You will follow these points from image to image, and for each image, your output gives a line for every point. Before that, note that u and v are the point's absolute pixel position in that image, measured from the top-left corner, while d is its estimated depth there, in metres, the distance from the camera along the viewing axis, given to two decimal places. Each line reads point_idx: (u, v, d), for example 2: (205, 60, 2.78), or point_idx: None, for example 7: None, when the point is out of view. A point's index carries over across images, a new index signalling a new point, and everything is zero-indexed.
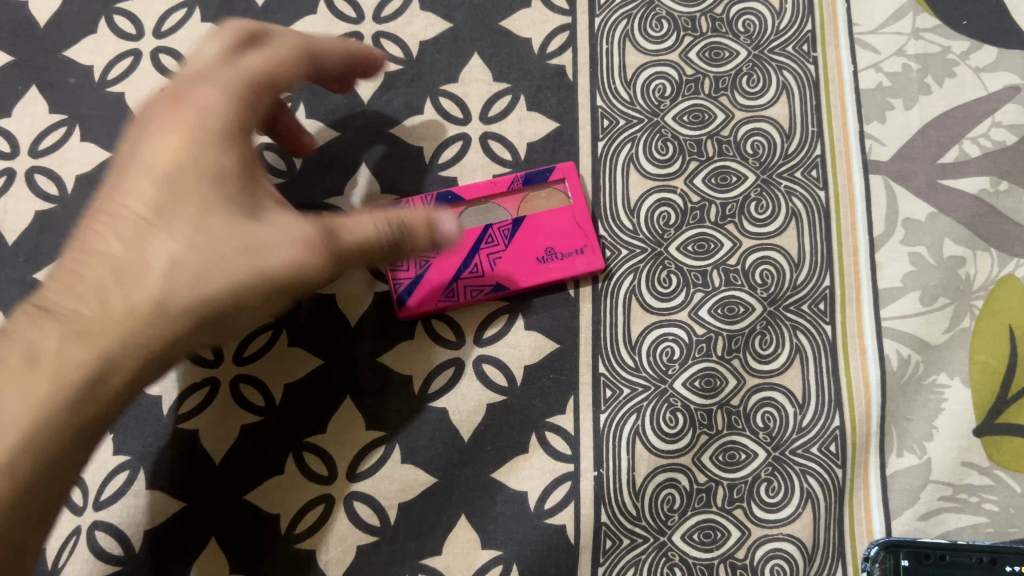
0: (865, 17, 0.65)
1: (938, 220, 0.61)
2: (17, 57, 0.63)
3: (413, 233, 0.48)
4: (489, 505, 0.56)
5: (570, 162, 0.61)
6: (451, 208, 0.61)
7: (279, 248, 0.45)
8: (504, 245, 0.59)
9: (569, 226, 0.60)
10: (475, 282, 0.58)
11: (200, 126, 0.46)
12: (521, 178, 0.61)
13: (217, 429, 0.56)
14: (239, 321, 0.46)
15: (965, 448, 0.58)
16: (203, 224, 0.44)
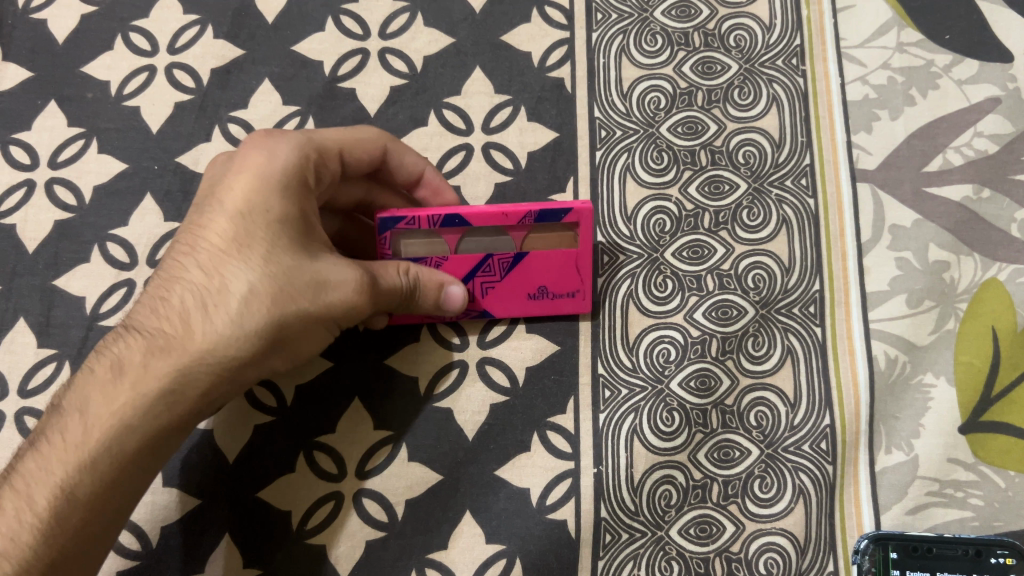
0: (851, 32, 0.68)
1: (923, 226, 0.64)
2: (37, 73, 0.66)
3: (426, 292, 0.56)
4: (494, 501, 0.58)
5: (589, 206, 0.56)
6: (457, 230, 0.57)
7: (349, 295, 0.52)
8: (500, 276, 0.59)
9: (568, 272, 0.59)
10: (464, 306, 0.60)
11: (275, 175, 0.51)
12: (536, 215, 0.56)
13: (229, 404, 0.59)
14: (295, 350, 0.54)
15: (950, 445, 0.60)
16: (279, 262, 0.50)
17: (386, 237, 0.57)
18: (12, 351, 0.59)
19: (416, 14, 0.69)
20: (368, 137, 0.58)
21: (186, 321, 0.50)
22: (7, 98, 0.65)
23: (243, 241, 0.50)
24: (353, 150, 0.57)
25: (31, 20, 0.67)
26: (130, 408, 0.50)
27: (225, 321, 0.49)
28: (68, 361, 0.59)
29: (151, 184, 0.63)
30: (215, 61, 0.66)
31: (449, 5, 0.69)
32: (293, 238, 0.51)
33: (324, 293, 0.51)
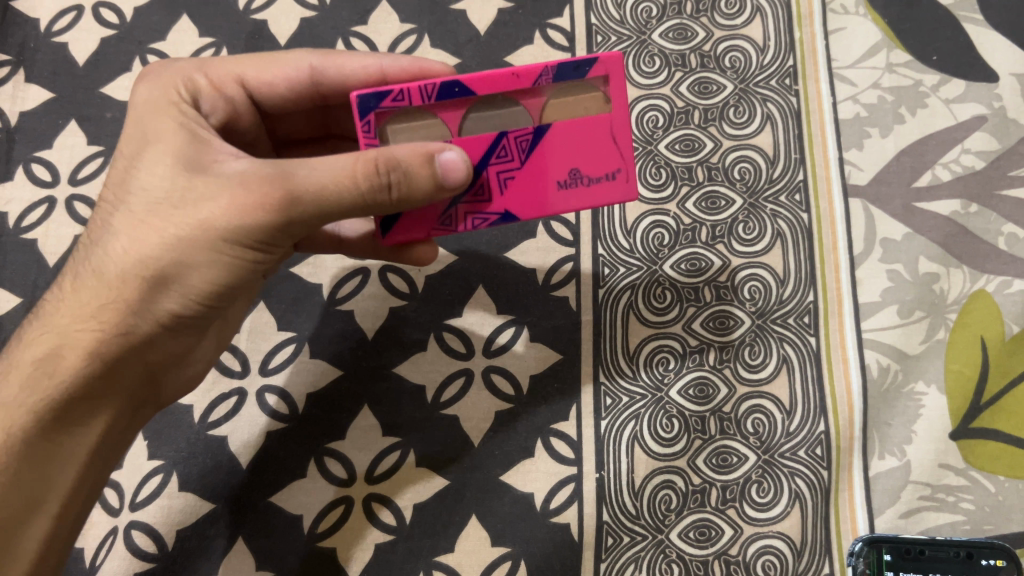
0: (842, 53, 0.71)
1: (913, 240, 0.66)
2: (58, 93, 0.70)
3: (408, 173, 0.46)
4: (499, 505, 0.60)
5: (616, 53, 0.48)
6: (458, 105, 0.49)
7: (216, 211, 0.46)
8: (520, 162, 0.50)
9: (604, 142, 0.50)
10: (481, 208, 0.51)
11: (150, 112, 0.52)
12: (552, 71, 0.48)
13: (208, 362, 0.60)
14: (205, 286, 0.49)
15: (941, 450, 0.62)
16: (148, 190, 0.49)
17: (371, 121, 0.49)
18: None
19: (423, 36, 0.72)
20: (282, 58, 0.57)
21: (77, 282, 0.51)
22: (30, 118, 0.69)
23: (120, 185, 0.50)
24: (270, 74, 0.57)
25: (54, 42, 0.71)
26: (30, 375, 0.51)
27: (97, 268, 0.50)
28: None
29: None
30: None
31: (455, 28, 0.72)
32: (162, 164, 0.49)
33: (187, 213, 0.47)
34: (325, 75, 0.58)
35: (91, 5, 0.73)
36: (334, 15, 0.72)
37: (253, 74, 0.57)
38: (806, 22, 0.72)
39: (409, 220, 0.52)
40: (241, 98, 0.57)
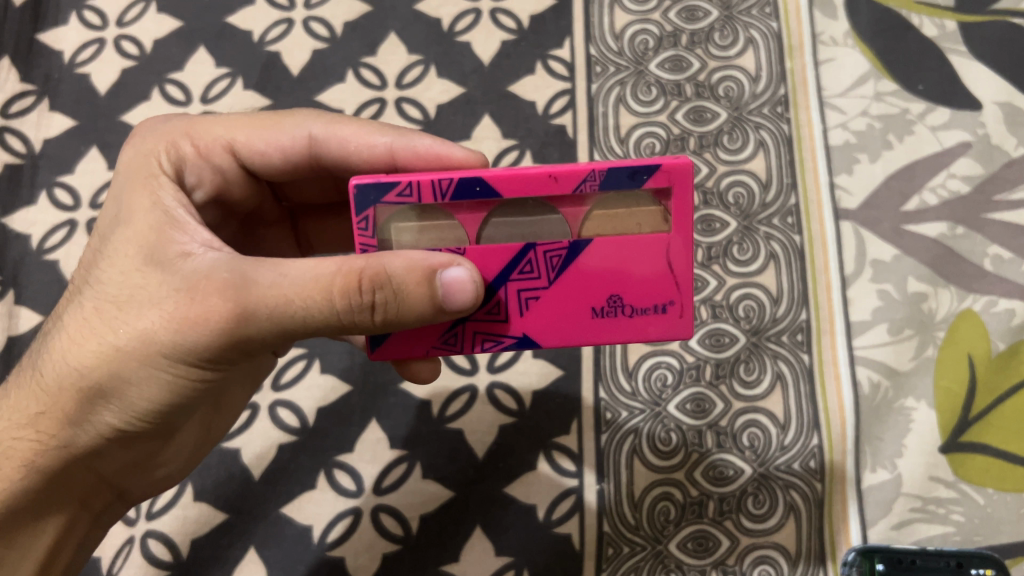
0: (832, 82, 0.74)
1: (902, 261, 0.68)
2: (80, 122, 0.74)
3: (400, 289, 0.42)
4: (503, 516, 0.62)
5: (685, 162, 0.42)
6: (478, 207, 0.44)
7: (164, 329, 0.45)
8: (549, 284, 0.45)
9: (657, 268, 0.45)
10: (496, 329, 0.47)
11: (129, 184, 0.52)
12: (600, 178, 0.42)
13: (184, 469, 0.60)
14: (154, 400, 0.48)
15: (931, 463, 0.63)
16: (106, 285, 0.48)
17: (370, 217, 0.43)
18: None
19: (429, 67, 0.75)
20: (281, 125, 0.56)
21: (23, 384, 0.52)
22: (53, 145, 0.73)
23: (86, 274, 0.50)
24: (258, 141, 0.56)
25: (76, 72, 0.75)
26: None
27: (42, 373, 0.50)
28: None
29: None
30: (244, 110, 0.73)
31: (461, 59, 0.75)
32: (125, 261, 0.48)
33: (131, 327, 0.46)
34: (322, 145, 0.56)
35: (112, 38, 0.77)
36: (344, 47, 0.76)
37: (243, 140, 0.56)
38: (797, 52, 0.75)
39: (401, 337, 0.47)
40: (229, 166, 0.56)
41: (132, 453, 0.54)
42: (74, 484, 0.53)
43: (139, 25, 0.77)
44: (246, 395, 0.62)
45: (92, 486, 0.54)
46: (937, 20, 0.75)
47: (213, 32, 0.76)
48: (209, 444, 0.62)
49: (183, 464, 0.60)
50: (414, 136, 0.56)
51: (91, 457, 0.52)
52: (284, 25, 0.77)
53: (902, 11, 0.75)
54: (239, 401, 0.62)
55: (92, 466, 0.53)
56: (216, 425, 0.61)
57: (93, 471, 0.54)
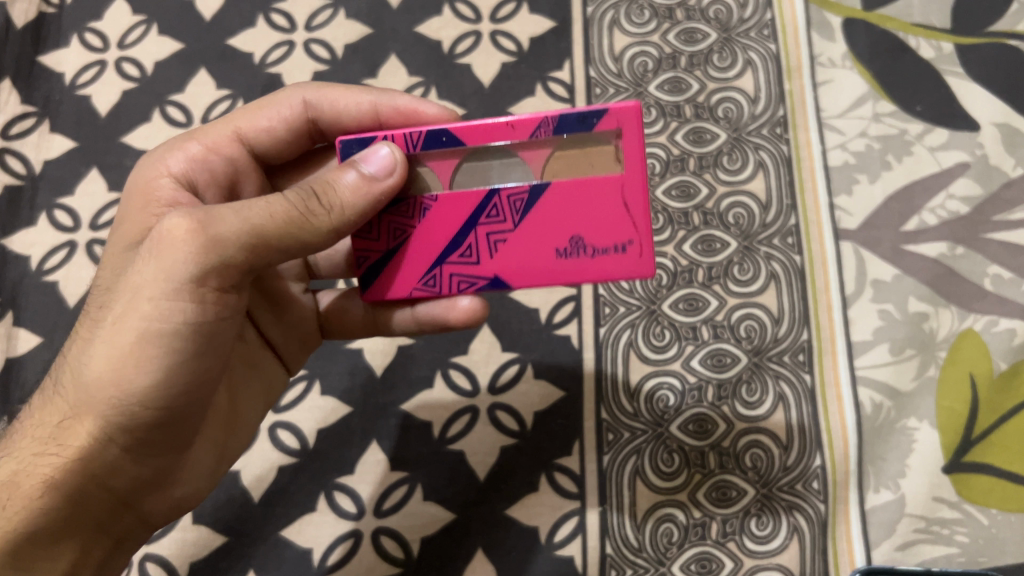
0: (830, 103, 0.74)
1: (903, 281, 0.68)
2: (80, 143, 0.74)
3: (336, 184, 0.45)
4: (505, 538, 0.62)
5: (631, 104, 0.44)
6: (448, 154, 0.46)
7: (156, 283, 0.43)
8: (513, 226, 0.46)
9: (616, 206, 0.45)
10: (466, 273, 0.48)
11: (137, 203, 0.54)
12: (556, 120, 0.44)
13: (197, 495, 0.57)
14: (159, 378, 0.45)
15: (935, 484, 0.63)
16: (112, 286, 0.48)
17: None
18: None
19: (430, 88, 0.75)
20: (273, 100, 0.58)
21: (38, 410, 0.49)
22: (53, 166, 0.73)
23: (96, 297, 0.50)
24: (261, 119, 0.58)
25: (77, 94, 0.76)
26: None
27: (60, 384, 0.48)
28: None
29: None
30: None
31: (461, 81, 0.75)
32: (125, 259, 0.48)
33: (128, 297, 0.44)
34: (318, 108, 0.58)
35: (113, 60, 0.77)
36: (345, 68, 0.76)
37: (245, 124, 0.58)
38: (796, 74, 0.75)
39: (382, 282, 0.49)
40: (240, 155, 0.58)
41: (147, 469, 0.50)
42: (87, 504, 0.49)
43: (141, 47, 0.77)
44: (257, 415, 0.60)
45: (102, 505, 0.50)
46: (934, 42, 0.75)
47: (214, 55, 0.77)
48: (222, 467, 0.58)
49: (199, 484, 0.56)
50: (397, 94, 0.59)
51: (103, 471, 0.48)
52: (285, 48, 0.77)
53: (899, 33, 0.76)
54: (255, 421, 0.59)
55: (104, 484, 0.49)
56: (230, 447, 0.58)
57: (106, 491, 0.49)
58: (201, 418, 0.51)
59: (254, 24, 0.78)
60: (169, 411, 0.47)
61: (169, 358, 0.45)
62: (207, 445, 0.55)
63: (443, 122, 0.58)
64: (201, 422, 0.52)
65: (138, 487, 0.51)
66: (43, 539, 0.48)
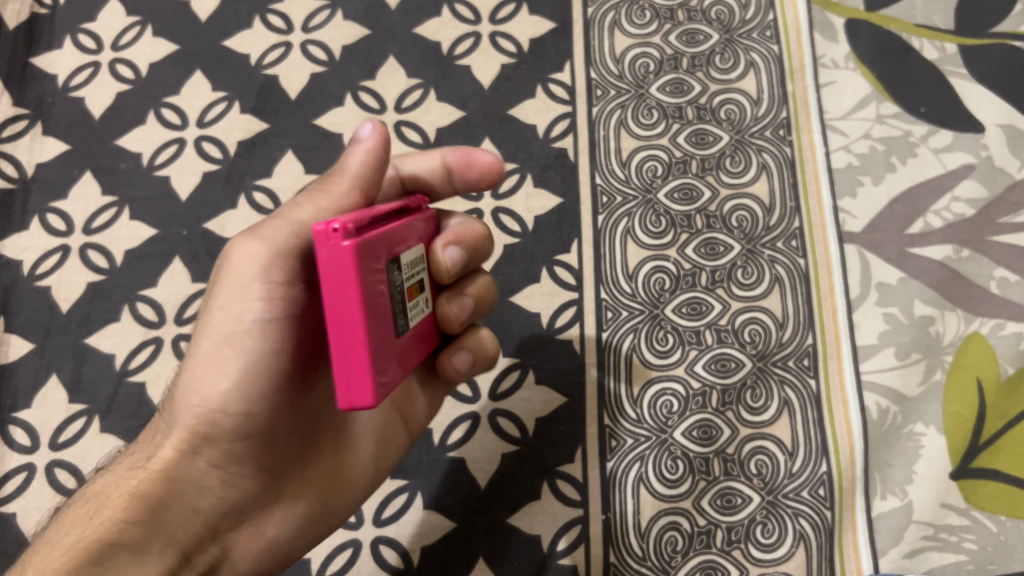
0: (833, 105, 0.73)
1: (908, 284, 0.67)
2: (73, 146, 0.73)
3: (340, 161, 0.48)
4: (506, 547, 0.61)
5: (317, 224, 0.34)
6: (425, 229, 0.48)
7: (230, 281, 0.45)
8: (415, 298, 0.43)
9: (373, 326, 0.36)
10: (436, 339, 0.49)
11: None
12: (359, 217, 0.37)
13: (293, 554, 0.53)
14: (239, 381, 0.45)
15: (943, 490, 0.62)
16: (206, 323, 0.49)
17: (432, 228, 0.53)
18: (46, 404, 0.66)
19: (429, 90, 0.74)
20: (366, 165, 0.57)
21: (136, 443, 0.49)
22: (45, 169, 0.72)
23: None
24: (378, 200, 0.55)
25: (70, 96, 0.74)
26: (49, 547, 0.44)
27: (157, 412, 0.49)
28: (98, 416, 0.65)
29: (179, 248, 0.69)
30: (241, 134, 0.73)
31: (460, 82, 0.75)
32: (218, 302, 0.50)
33: (208, 309, 0.46)
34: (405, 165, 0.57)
35: (107, 61, 0.76)
36: (343, 70, 0.75)
37: None
38: (799, 75, 0.74)
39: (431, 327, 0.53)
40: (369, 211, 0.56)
41: (239, 493, 0.48)
42: (169, 527, 0.46)
43: (135, 48, 0.76)
44: (369, 483, 0.56)
45: (194, 533, 0.47)
46: (937, 43, 0.75)
47: (210, 56, 0.76)
48: (324, 532, 0.55)
49: (295, 531, 0.52)
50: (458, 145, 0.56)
51: (191, 488, 0.47)
52: (282, 49, 0.76)
53: (902, 34, 0.75)
54: (368, 486, 0.56)
55: (194, 505, 0.47)
56: (336, 504, 0.54)
57: (195, 514, 0.47)
58: (293, 446, 0.50)
59: (250, 25, 0.77)
60: (253, 423, 0.46)
61: (249, 361, 0.45)
62: (310, 490, 0.52)
63: (494, 169, 0.55)
64: (295, 453, 0.50)
65: (226, 513, 0.49)
66: (122, 552, 0.43)
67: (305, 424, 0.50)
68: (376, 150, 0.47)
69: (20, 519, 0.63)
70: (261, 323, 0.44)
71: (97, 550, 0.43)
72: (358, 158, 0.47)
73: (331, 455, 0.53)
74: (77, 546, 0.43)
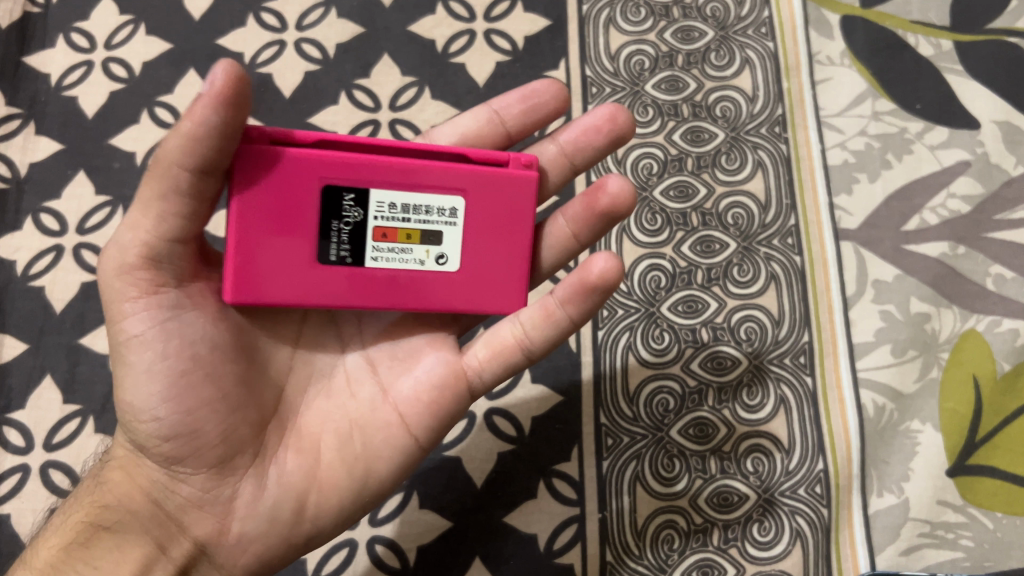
0: (829, 102, 0.73)
1: (904, 281, 0.67)
2: (66, 145, 0.73)
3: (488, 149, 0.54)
4: (503, 546, 0.61)
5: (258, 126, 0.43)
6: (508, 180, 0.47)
7: (106, 305, 0.43)
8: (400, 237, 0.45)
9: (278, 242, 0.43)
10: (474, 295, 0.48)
11: None
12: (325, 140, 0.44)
13: (291, 550, 0.49)
14: (143, 377, 0.43)
15: (939, 487, 0.62)
16: None
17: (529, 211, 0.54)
18: (40, 405, 0.65)
19: (423, 88, 0.74)
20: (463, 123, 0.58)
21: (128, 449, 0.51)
22: (39, 169, 0.72)
23: None
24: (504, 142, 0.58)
25: (64, 95, 0.74)
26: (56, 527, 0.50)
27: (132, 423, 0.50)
28: (92, 417, 0.65)
29: None
30: None
31: (455, 81, 0.74)
32: None
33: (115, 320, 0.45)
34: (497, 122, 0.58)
35: (100, 60, 0.75)
36: (337, 68, 0.75)
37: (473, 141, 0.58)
38: (794, 72, 0.74)
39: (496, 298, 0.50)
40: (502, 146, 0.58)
41: (193, 488, 0.46)
42: (135, 516, 0.47)
43: (128, 47, 0.76)
44: (358, 477, 0.49)
45: (162, 525, 0.47)
46: (932, 39, 0.74)
47: (203, 55, 0.75)
48: (327, 526, 0.50)
49: (271, 531, 0.48)
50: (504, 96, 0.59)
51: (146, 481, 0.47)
52: (276, 47, 0.76)
53: (898, 30, 0.75)
54: (358, 478, 0.49)
55: (154, 497, 0.47)
56: (318, 499, 0.49)
57: (157, 508, 0.47)
58: (233, 438, 0.45)
59: (244, 23, 0.77)
60: (170, 421, 0.44)
61: (142, 365, 0.43)
62: (279, 482, 0.47)
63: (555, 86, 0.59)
64: (239, 445, 0.46)
65: (187, 509, 0.47)
66: (102, 532, 0.47)
67: (243, 415, 0.46)
68: (205, 114, 0.37)
69: (14, 520, 0.63)
70: (143, 329, 0.42)
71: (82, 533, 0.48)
72: (185, 118, 0.38)
73: (297, 443, 0.48)
74: (67, 534, 0.48)
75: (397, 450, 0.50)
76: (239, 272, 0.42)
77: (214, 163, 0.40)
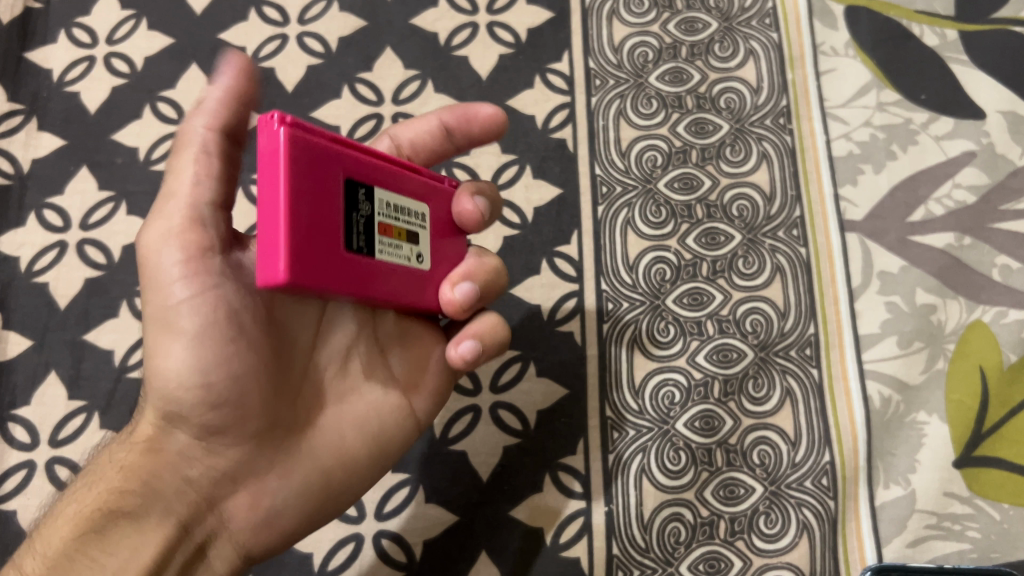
0: (833, 93, 0.73)
1: (910, 272, 0.67)
2: (69, 141, 0.72)
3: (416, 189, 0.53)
4: (509, 540, 0.61)
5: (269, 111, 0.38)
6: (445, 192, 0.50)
7: (150, 273, 0.43)
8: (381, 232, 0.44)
9: (320, 223, 0.39)
10: None
11: None
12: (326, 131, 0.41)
13: (304, 526, 0.51)
14: (190, 346, 0.43)
15: (946, 479, 0.62)
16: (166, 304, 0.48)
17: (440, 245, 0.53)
18: (45, 402, 0.65)
19: (426, 82, 0.74)
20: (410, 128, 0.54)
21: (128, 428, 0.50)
22: (42, 165, 0.72)
23: None
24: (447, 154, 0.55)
25: (66, 91, 0.74)
26: (60, 521, 0.47)
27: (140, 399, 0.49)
28: (97, 413, 0.65)
29: None
30: None
31: (458, 74, 0.74)
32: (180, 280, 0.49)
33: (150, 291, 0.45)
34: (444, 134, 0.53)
35: (102, 55, 0.75)
36: (339, 62, 0.75)
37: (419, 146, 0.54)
38: (798, 63, 0.74)
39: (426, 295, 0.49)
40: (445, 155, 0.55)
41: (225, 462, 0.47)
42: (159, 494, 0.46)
43: (130, 42, 0.76)
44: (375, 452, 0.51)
45: (191, 503, 0.47)
46: (937, 29, 0.74)
47: (206, 49, 0.75)
48: (341, 500, 0.51)
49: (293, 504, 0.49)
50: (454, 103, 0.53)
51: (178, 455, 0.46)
52: (278, 41, 0.75)
53: (902, 21, 0.75)
54: (374, 453, 0.51)
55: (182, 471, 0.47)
56: (339, 476, 0.50)
57: (185, 483, 0.47)
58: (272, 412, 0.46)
59: (246, 17, 0.76)
60: (217, 391, 0.44)
61: (190, 333, 0.43)
62: (312, 455, 0.49)
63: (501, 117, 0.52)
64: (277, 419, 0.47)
65: (221, 482, 0.47)
66: (128, 508, 0.46)
67: (278, 388, 0.46)
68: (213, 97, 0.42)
69: (20, 516, 0.63)
70: (194, 296, 0.43)
71: (98, 520, 0.46)
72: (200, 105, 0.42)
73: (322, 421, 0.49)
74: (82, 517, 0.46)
75: (411, 423, 0.52)
76: (296, 255, 0.37)
77: (237, 127, 0.43)
